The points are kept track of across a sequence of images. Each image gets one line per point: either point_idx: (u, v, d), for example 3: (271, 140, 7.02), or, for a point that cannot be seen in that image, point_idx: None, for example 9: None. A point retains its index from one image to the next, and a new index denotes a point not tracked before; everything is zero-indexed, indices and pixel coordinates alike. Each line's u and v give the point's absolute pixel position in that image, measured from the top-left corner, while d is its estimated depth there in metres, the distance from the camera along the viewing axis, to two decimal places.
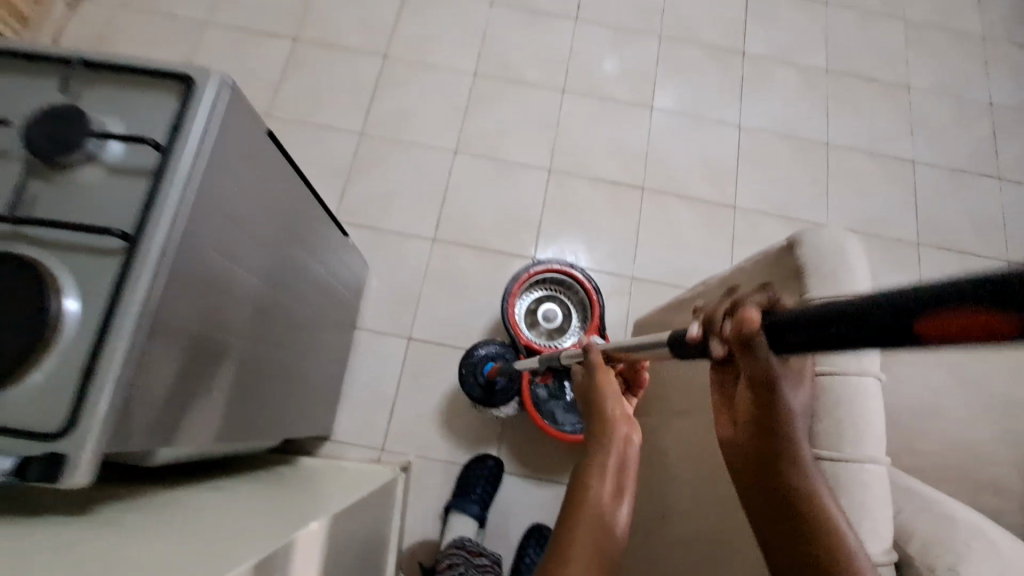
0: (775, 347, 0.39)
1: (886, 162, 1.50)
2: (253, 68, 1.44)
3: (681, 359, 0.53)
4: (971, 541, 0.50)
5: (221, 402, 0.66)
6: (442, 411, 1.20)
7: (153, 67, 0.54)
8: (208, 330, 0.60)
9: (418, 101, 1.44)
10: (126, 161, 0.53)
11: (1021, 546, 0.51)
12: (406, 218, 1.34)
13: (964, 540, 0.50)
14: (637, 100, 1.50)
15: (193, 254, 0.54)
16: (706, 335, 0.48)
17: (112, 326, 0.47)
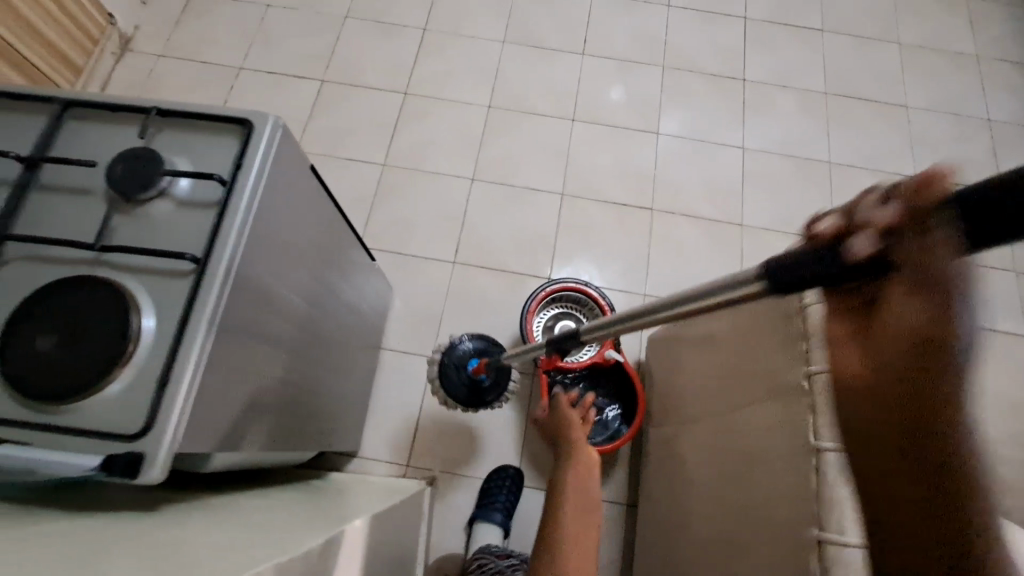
0: (957, 232, 0.29)
1: (888, 178, 1.54)
2: (283, 107, 1.54)
3: (792, 283, 0.38)
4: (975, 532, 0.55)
5: (268, 412, 0.71)
6: (464, 426, 1.25)
7: (217, 114, 0.62)
8: (260, 344, 0.66)
9: (436, 133, 1.53)
10: (193, 194, 0.60)
11: None
12: (426, 242, 1.41)
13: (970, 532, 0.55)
14: (643, 126, 1.57)
15: (250, 274, 0.61)
16: (845, 231, 0.35)
17: (185, 338, 0.53)
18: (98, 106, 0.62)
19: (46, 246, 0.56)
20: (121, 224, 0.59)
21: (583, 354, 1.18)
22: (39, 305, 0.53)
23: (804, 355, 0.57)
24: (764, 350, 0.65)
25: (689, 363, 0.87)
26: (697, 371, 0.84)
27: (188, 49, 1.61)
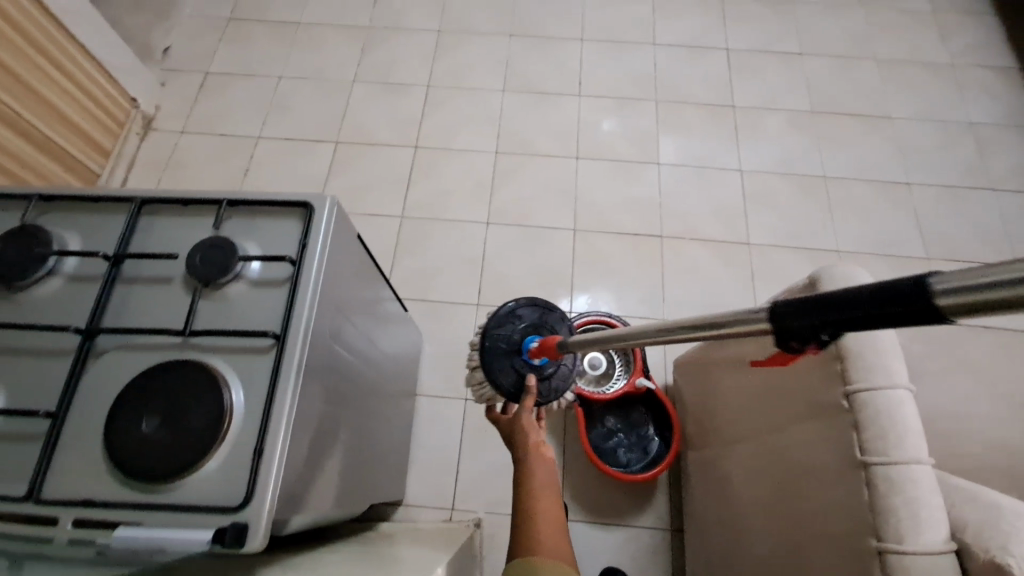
0: None
1: (883, 187, 1.61)
2: (302, 171, 1.63)
3: None
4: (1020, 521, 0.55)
5: (331, 468, 0.76)
6: (505, 465, 1.28)
7: (281, 200, 0.69)
8: (324, 406, 0.71)
9: (449, 182, 1.60)
10: (263, 275, 0.66)
11: None
12: (451, 287, 1.47)
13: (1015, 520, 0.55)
14: (643, 158, 1.65)
15: (318, 343, 0.66)
16: None
17: (272, 409, 0.58)
18: (173, 202, 0.69)
19: (139, 335, 0.61)
20: (203, 308, 0.64)
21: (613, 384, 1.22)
22: (136, 390, 0.58)
23: (839, 375, 0.61)
24: (797, 370, 0.69)
25: (723, 386, 0.92)
26: (730, 393, 0.89)
27: (208, 124, 1.70)
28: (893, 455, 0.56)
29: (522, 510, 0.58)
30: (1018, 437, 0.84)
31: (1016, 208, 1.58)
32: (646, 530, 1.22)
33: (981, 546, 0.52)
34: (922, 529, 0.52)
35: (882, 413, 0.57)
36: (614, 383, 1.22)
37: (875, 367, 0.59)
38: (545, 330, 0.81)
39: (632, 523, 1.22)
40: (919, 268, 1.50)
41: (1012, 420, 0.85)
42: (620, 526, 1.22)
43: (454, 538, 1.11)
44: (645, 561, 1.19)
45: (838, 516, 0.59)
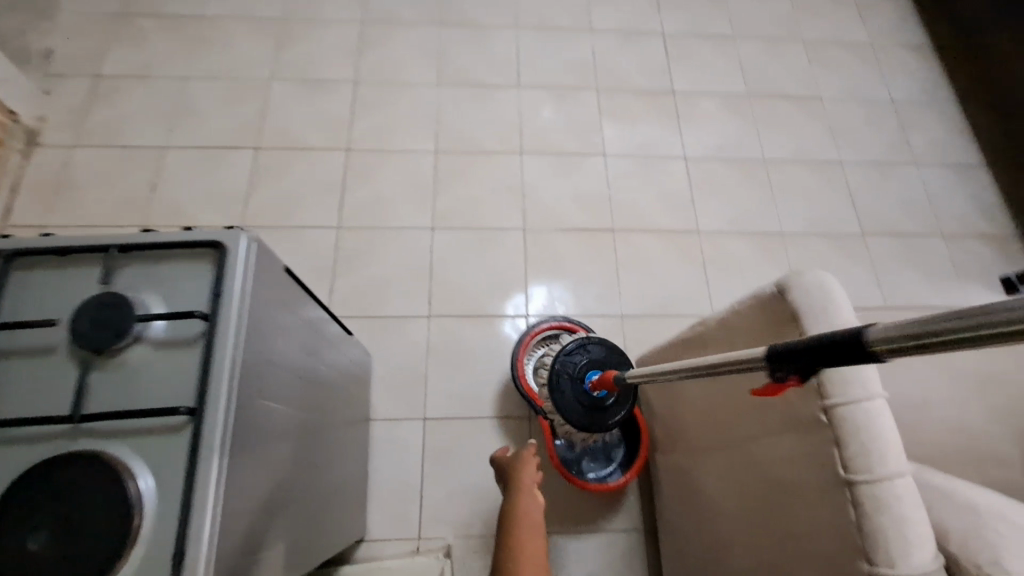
0: None
1: (819, 167, 1.66)
2: (220, 183, 1.47)
3: None
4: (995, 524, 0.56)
5: (281, 535, 0.67)
6: (472, 485, 1.22)
7: (184, 240, 0.58)
8: (264, 472, 0.62)
9: (389, 187, 1.50)
10: (168, 334, 0.56)
11: None
12: (399, 300, 1.37)
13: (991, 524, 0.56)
14: (588, 150, 1.61)
15: (245, 406, 0.57)
16: None
17: (193, 498, 0.49)
18: (45, 252, 0.56)
19: (14, 425, 0.50)
20: (98, 381, 0.54)
21: None
22: (16, 495, 0.48)
23: (816, 389, 0.59)
24: None
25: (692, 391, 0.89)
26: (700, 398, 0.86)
27: (102, 135, 1.49)
28: (877, 473, 0.54)
29: (506, 547, 0.58)
30: (965, 417, 0.88)
31: (938, 180, 1.67)
32: (621, 533, 1.20)
33: (971, 561, 0.53)
34: (909, 546, 0.52)
35: (861, 429, 0.56)
36: None
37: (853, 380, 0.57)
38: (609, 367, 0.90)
39: (605, 528, 1.20)
40: (856, 244, 1.55)
41: (959, 401, 0.89)
42: (594, 533, 1.19)
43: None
44: (621, 565, 1.18)
45: (822, 531, 0.59)
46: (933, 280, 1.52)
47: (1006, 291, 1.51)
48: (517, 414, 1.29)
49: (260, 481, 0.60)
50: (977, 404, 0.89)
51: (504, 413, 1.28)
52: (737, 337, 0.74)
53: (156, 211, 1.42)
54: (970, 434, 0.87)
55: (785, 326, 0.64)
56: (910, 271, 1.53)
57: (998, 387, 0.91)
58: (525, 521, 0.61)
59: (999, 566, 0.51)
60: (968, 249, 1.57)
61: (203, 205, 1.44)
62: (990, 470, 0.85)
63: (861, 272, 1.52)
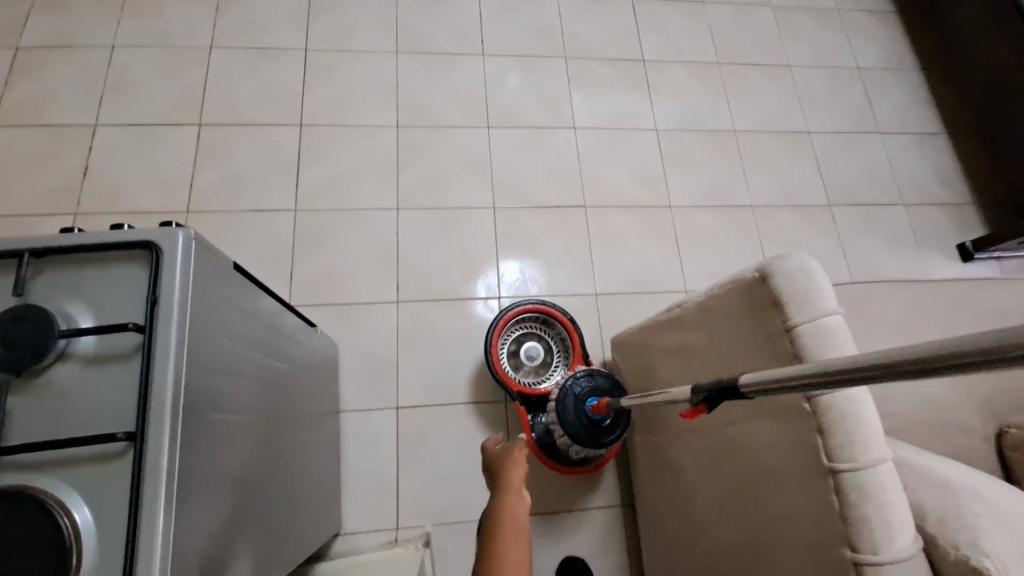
0: None
1: (787, 137, 1.65)
2: (161, 164, 1.35)
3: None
4: (974, 505, 0.57)
5: (247, 548, 0.63)
6: (449, 472, 1.20)
7: (110, 242, 0.51)
8: (221, 487, 0.57)
9: (348, 165, 1.41)
10: (100, 349, 0.50)
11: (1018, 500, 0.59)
12: (365, 286, 1.31)
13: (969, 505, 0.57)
14: (558, 123, 1.55)
15: (194, 422, 0.52)
16: None
17: (139, 530, 0.44)
18: None
19: None
20: (21, 406, 0.48)
21: (552, 373, 1.17)
22: None
23: None
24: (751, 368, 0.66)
25: (670, 375, 0.88)
26: (677, 381, 0.85)
27: (21, 113, 1.34)
28: (862, 461, 0.54)
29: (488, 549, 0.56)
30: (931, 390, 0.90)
31: (900, 149, 1.69)
32: (599, 511, 1.21)
33: (951, 543, 0.54)
34: (889, 532, 0.53)
35: (846, 418, 0.55)
36: (552, 372, 1.17)
37: None
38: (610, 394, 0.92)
39: (584, 508, 1.20)
40: (822, 215, 1.57)
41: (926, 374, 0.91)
42: (572, 512, 1.20)
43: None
44: (600, 542, 1.19)
45: (804, 515, 0.60)
46: (895, 249, 1.56)
47: (962, 258, 1.57)
48: (492, 398, 1.26)
49: (216, 500, 0.55)
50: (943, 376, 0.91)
51: (479, 398, 1.26)
52: (715, 321, 0.73)
53: (90, 197, 1.30)
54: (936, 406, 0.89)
55: (766, 312, 0.63)
56: (875, 240, 1.56)
57: None
58: (511, 519, 0.59)
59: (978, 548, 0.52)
60: (928, 217, 1.61)
61: (144, 189, 1.32)
62: (953, 440, 0.88)
63: (827, 242, 1.54)
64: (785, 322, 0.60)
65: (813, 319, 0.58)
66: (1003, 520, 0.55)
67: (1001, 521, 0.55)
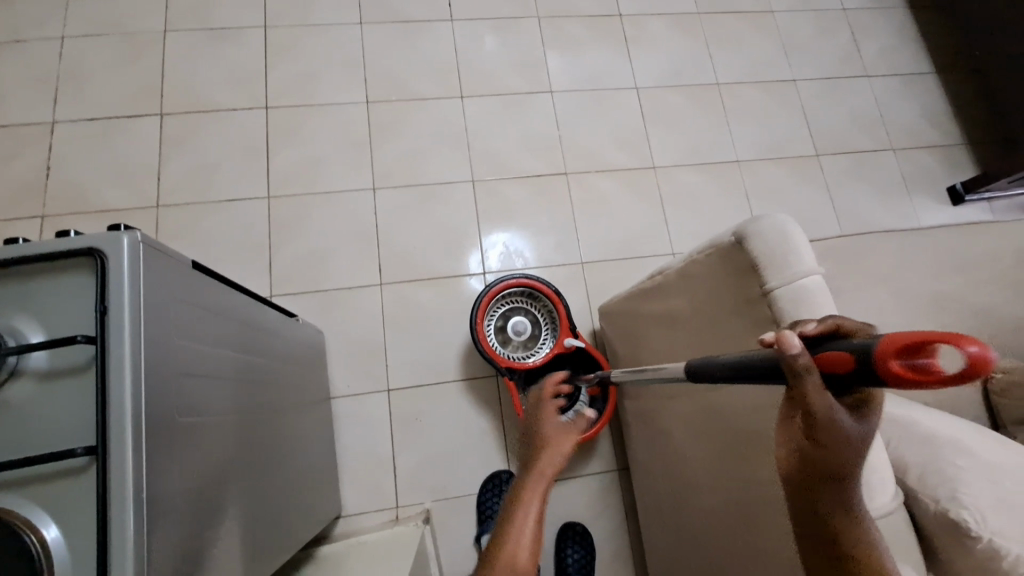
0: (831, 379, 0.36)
1: (772, 87, 1.60)
2: (126, 157, 1.30)
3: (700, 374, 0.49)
4: (958, 460, 0.58)
5: (233, 543, 0.63)
6: (444, 450, 1.21)
7: (51, 251, 0.49)
8: (198, 488, 0.57)
9: (319, 146, 1.36)
10: (54, 364, 0.48)
11: (1001, 448, 0.60)
12: (346, 271, 1.29)
13: (953, 460, 0.58)
14: (535, 88, 1.49)
15: (160, 430, 0.51)
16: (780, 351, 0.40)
17: (111, 543, 0.44)
18: None
19: None
20: None
21: (541, 346, 1.16)
22: None
23: None
24: (731, 333, 0.65)
25: (655, 343, 0.87)
26: (663, 348, 0.85)
27: None
28: None
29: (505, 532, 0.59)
30: None
31: (888, 92, 1.64)
32: (595, 476, 1.22)
33: (930, 497, 0.56)
34: (874, 490, 0.53)
35: None
36: (541, 346, 1.16)
37: None
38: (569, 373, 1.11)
39: (580, 475, 1.22)
40: (810, 166, 1.53)
41: (913, 324, 0.90)
42: (568, 479, 1.21)
43: (393, 556, 1.02)
44: (598, 506, 1.21)
45: None
46: (883, 196, 1.53)
47: (952, 201, 1.54)
48: (482, 374, 1.26)
49: (192, 503, 0.55)
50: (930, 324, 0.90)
51: (469, 374, 1.25)
52: (696, 288, 0.71)
53: (55, 197, 1.26)
54: None
55: (745, 277, 0.61)
56: (863, 188, 1.53)
57: (953, 306, 0.91)
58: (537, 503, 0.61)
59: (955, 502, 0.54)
60: (918, 161, 1.57)
61: (111, 186, 1.28)
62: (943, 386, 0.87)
63: (816, 194, 1.51)
64: (762, 287, 0.58)
65: (790, 282, 0.56)
66: (986, 472, 0.56)
67: (984, 474, 0.56)
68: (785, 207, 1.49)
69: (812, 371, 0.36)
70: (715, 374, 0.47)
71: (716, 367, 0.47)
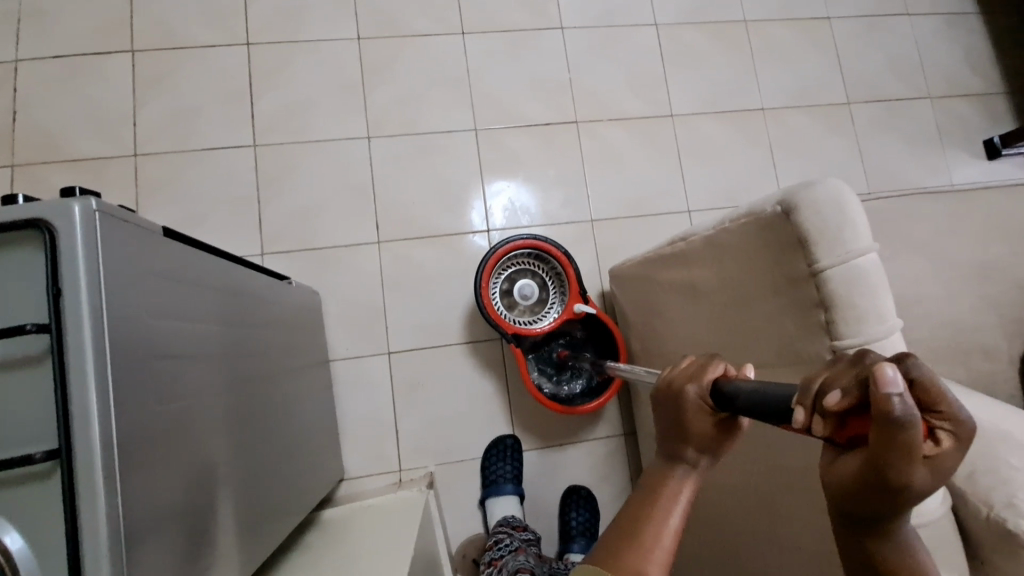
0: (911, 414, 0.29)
1: (804, 25, 1.45)
2: (95, 99, 1.19)
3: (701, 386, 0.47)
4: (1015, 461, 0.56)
5: (228, 528, 0.61)
6: (448, 414, 1.18)
7: None
8: (184, 479, 0.53)
9: (307, 89, 1.25)
10: (5, 354, 0.43)
11: None
12: (341, 228, 1.21)
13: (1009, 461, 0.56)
14: (544, 24, 1.35)
15: (138, 424, 0.47)
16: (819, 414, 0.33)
17: (82, 548, 0.41)
18: None
19: None
20: None
21: (549, 311, 1.10)
22: None
23: (825, 328, 0.51)
24: (766, 313, 0.59)
25: (674, 316, 0.81)
26: (682, 322, 0.79)
27: None
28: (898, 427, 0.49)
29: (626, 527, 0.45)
30: (958, 312, 0.83)
31: (930, 32, 1.49)
32: (599, 441, 1.21)
33: (985, 502, 0.56)
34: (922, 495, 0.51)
35: None
36: (548, 310, 1.10)
37: (867, 317, 0.49)
38: (574, 344, 1.08)
39: (586, 439, 1.20)
40: (840, 114, 1.42)
41: (952, 296, 0.84)
42: (574, 445, 1.20)
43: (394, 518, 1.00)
44: (603, 471, 1.20)
45: None
46: (915, 149, 1.43)
47: (987, 155, 1.44)
48: (486, 337, 1.21)
49: (176, 495, 0.51)
50: (972, 296, 0.84)
51: (472, 337, 1.21)
52: (727, 260, 0.64)
53: (21, 144, 1.16)
54: (963, 329, 0.82)
55: (789, 253, 0.54)
56: (894, 140, 1.43)
57: (998, 276, 0.85)
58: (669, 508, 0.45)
59: (1014, 508, 0.54)
60: (956, 110, 1.46)
61: (83, 133, 1.18)
62: (978, 361, 0.82)
63: (843, 146, 1.40)
64: (811, 265, 0.51)
65: (844, 262, 0.49)
66: None
67: None
68: (811, 158, 1.39)
69: (908, 414, 0.29)
70: (735, 403, 0.42)
71: (736, 395, 0.42)
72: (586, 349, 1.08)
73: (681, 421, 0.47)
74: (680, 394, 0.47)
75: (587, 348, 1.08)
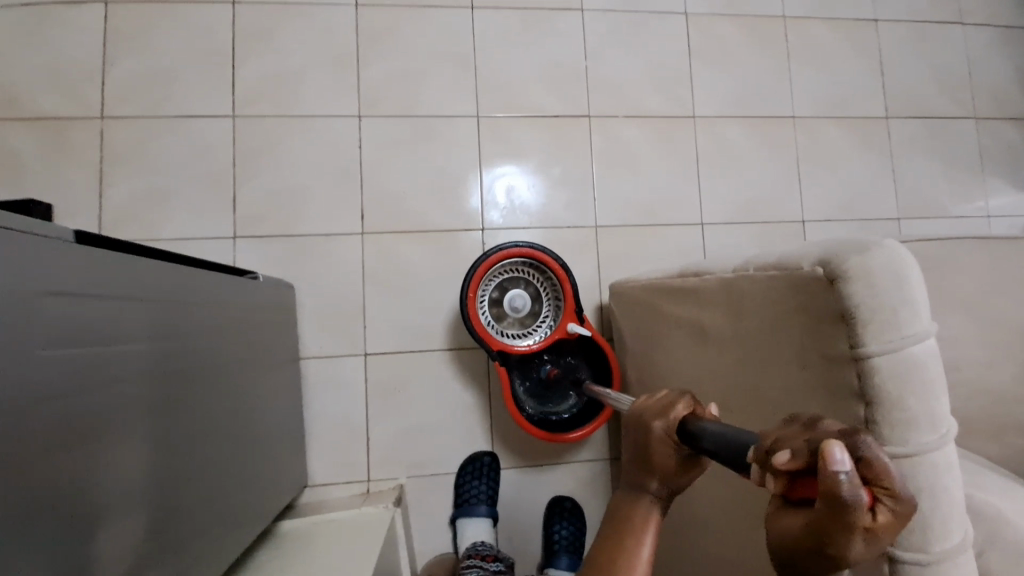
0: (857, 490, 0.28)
1: (848, 27, 1.32)
2: (59, 51, 1.07)
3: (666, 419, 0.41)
4: None
5: (167, 545, 0.56)
6: (424, 424, 1.10)
7: None
8: (110, 493, 0.49)
9: (295, 58, 1.13)
10: None
11: None
12: (322, 215, 1.11)
13: None
14: (562, 3, 1.22)
15: (39, 453, 0.42)
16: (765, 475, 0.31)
17: None
18: None
19: None
20: None
21: (540, 325, 1.00)
22: None
23: (862, 424, 0.42)
24: (789, 386, 0.50)
25: (675, 354, 0.73)
26: (687, 368, 0.69)
27: None
28: (936, 551, 0.41)
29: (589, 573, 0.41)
30: (994, 379, 0.74)
31: (984, 44, 1.36)
32: (584, 463, 1.13)
33: None
34: None
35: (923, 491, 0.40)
36: (538, 323, 1.01)
37: (917, 422, 0.40)
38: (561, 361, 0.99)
39: (568, 462, 1.13)
40: (876, 129, 1.30)
41: (989, 360, 0.75)
42: (556, 466, 1.13)
43: (355, 535, 0.93)
44: (585, 495, 1.13)
45: None
46: (952, 173, 1.32)
47: None
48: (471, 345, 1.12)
49: (95, 513, 0.47)
50: (1011, 362, 0.75)
51: (456, 344, 1.12)
52: (747, 312, 0.55)
53: None
54: (998, 399, 0.74)
55: (826, 325, 0.45)
56: (929, 160, 1.31)
57: None
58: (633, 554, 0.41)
59: None
60: (1001, 135, 1.34)
61: (44, 90, 1.07)
62: (1012, 437, 0.73)
63: (875, 164, 1.29)
64: (852, 346, 0.42)
65: (895, 352, 0.40)
66: None
67: None
68: (840, 175, 1.28)
69: (855, 486, 0.28)
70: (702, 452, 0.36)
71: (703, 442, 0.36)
72: (574, 370, 0.99)
73: (643, 458, 0.42)
74: (644, 429, 0.42)
75: (575, 369, 0.99)
